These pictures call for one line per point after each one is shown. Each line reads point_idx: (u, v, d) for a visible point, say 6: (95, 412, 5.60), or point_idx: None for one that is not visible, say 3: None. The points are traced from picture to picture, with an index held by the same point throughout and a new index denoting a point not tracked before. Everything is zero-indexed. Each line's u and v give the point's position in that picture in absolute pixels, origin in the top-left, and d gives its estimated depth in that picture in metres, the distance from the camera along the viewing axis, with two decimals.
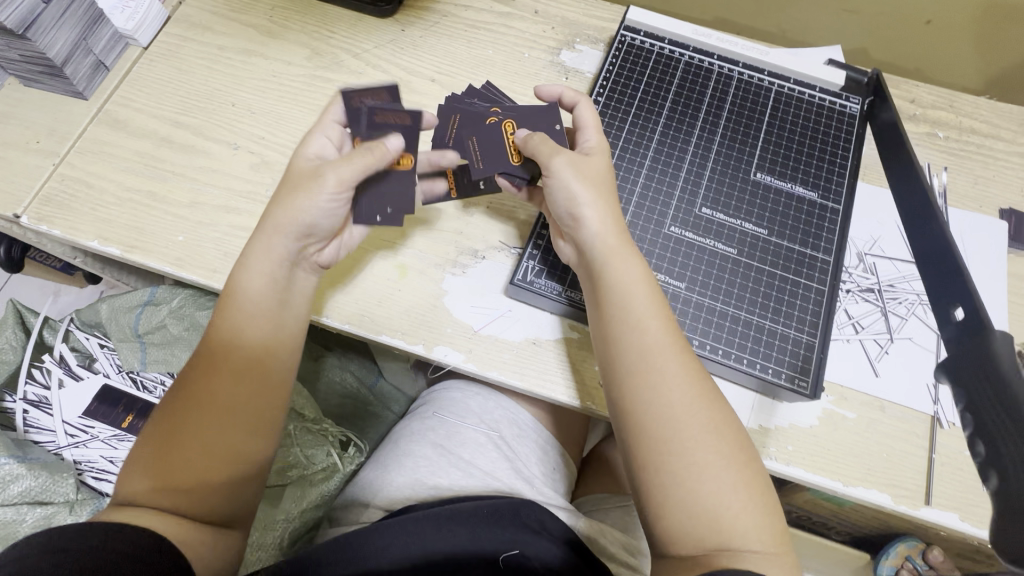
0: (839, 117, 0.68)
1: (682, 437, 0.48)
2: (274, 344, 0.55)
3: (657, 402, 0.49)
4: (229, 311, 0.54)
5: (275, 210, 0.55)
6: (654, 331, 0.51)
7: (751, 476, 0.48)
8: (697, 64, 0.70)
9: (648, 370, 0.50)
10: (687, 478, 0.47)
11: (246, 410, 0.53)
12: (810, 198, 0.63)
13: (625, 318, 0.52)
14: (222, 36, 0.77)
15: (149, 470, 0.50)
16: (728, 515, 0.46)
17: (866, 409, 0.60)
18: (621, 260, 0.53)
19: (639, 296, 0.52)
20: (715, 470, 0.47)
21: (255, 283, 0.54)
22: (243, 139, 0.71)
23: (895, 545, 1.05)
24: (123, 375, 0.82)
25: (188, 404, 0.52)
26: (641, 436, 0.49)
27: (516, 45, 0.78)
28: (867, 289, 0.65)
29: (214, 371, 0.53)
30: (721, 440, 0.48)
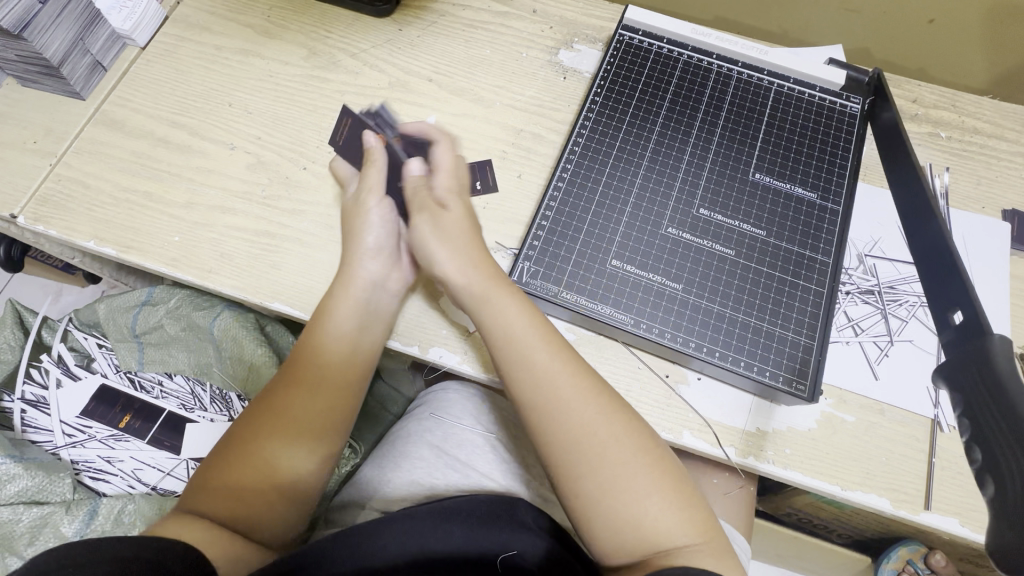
0: (839, 117, 0.67)
1: (594, 456, 0.50)
2: (352, 365, 0.59)
3: (561, 429, 0.51)
4: (316, 328, 0.59)
5: (347, 239, 0.63)
6: (545, 362, 0.52)
7: (666, 475, 0.50)
8: (695, 63, 0.69)
9: (544, 403, 0.51)
10: (609, 491, 0.49)
11: (310, 424, 0.57)
12: (809, 199, 0.63)
13: (512, 354, 0.53)
14: (220, 36, 0.77)
15: (215, 480, 0.54)
16: (648, 518, 0.48)
17: (865, 412, 0.59)
18: (495, 297, 0.55)
19: (520, 325, 0.54)
20: (633, 477, 0.49)
21: (337, 304, 0.59)
22: (239, 139, 0.70)
23: (897, 549, 1.04)
24: (120, 374, 0.82)
25: (259, 418, 0.57)
26: (558, 465, 0.51)
27: (514, 44, 0.78)
28: (867, 291, 0.64)
29: (288, 389, 0.58)
30: (627, 447, 0.50)
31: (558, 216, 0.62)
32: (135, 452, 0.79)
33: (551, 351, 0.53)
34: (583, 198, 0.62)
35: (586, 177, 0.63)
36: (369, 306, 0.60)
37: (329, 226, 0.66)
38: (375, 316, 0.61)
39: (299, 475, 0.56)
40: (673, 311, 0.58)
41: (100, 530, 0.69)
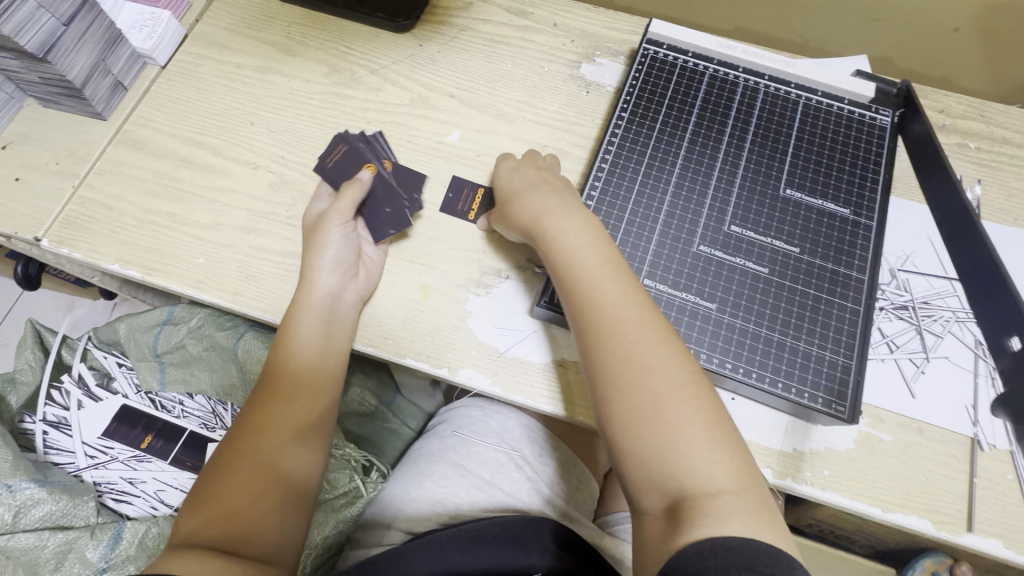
0: (869, 129, 0.66)
1: (641, 372, 0.49)
2: (323, 364, 0.60)
3: (608, 346, 0.50)
4: (279, 343, 0.59)
5: (307, 253, 0.62)
6: (603, 285, 0.53)
7: (712, 414, 0.47)
8: (721, 77, 0.69)
9: (600, 316, 0.52)
10: (649, 419, 0.47)
11: (291, 420, 0.57)
12: (841, 214, 0.62)
13: (570, 273, 0.54)
14: (239, 54, 0.76)
15: (200, 503, 0.51)
16: (686, 457, 0.45)
17: (903, 431, 0.58)
18: (561, 220, 0.57)
19: (576, 240, 0.55)
20: (676, 403, 0.47)
21: (303, 308, 0.60)
22: (262, 158, 0.70)
23: (921, 560, 1.03)
24: (141, 395, 0.82)
25: (237, 434, 0.56)
26: (603, 383, 0.50)
27: (536, 59, 0.77)
28: (901, 306, 0.63)
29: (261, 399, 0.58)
30: (673, 372, 0.48)
31: None
32: (158, 473, 0.78)
33: (613, 272, 0.54)
34: (612, 215, 0.62)
35: (615, 194, 0.63)
36: (331, 313, 0.60)
37: None
38: (337, 318, 0.60)
39: (286, 472, 0.55)
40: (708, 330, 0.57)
41: (124, 555, 0.68)
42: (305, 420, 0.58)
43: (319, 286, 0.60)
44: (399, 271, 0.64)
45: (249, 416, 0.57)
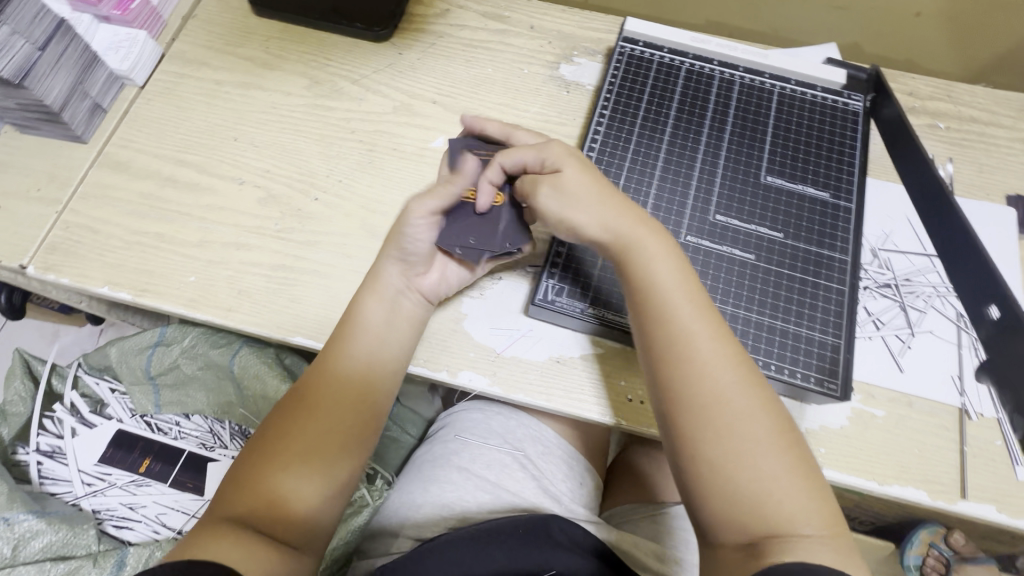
0: (842, 114, 0.68)
1: (732, 416, 0.49)
2: (371, 375, 0.58)
3: (698, 383, 0.50)
4: (337, 338, 0.58)
5: (388, 240, 0.62)
6: (691, 320, 0.53)
7: (806, 466, 0.49)
8: (697, 71, 0.70)
9: (687, 350, 0.52)
10: (742, 462, 0.48)
11: (327, 429, 0.55)
12: (821, 198, 0.63)
13: (656, 300, 0.54)
14: (219, 70, 0.76)
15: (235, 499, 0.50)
16: (775, 502, 0.47)
17: (893, 405, 0.60)
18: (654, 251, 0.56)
19: (668, 271, 0.55)
20: (769, 457, 0.48)
21: (362, 315, 0.59)
22: (248, 173, 0.70)
23: (918, 533, 1.06)
24: (137, 418, 0.81)
25: (266, 437, 0.54)
26: (691, 420, 0.50)
27: (515, 61, 0.78)
28: (884, 285, 0.65)
29: (298, 408, 0.56)
30: (768, 422, 0.49)
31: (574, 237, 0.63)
32: (158, 496, 0.77)
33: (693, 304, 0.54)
34: None
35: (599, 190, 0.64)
36: (386, 318, 0.59)
37: (346, 255, 0.66)
38: (394, 323, 0.59)
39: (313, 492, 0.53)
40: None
41: None
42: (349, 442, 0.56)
43: (376, 295, 0.60)
44: None
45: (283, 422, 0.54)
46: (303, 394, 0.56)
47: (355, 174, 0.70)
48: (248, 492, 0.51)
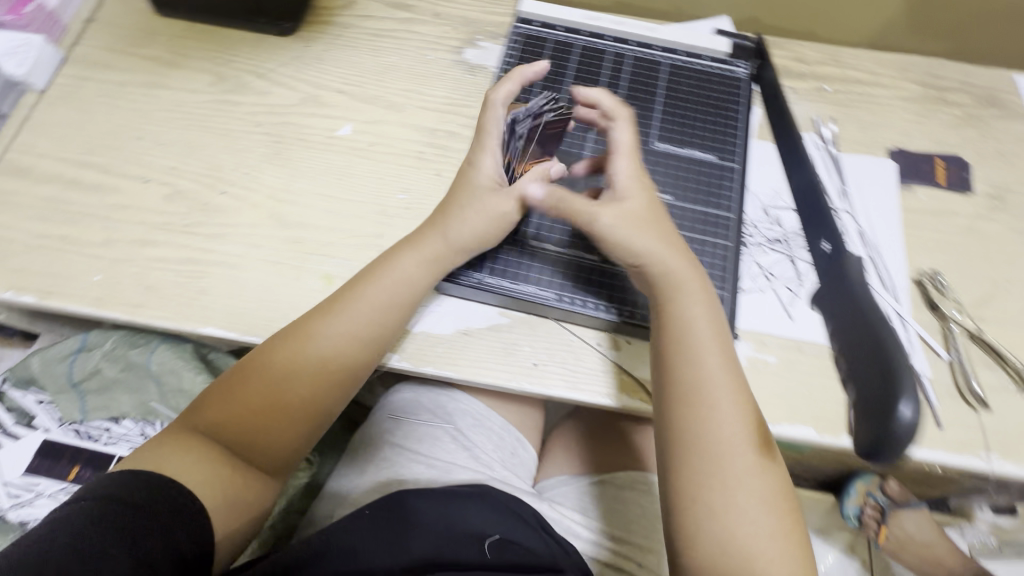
0: (727, 82, 0.71)
1: (738, 473, 0.51)
2: (363, 359, 0.59)
3: (715, 426, 0.52)
4: (363, 299, 0.58)
5: (442, 216, 0.61)
6: (719, 373, 0.54)
7: (795, 529, 0.51)
8: (590, 47, 0.73)
9: (701, 397, 0.53)
10: (736, 514, 0.50)
11: (311, 403, 0.57)
12: (708, 161, 0.67)
13: (686, 348, 0.55)
14: (121, 72, 0.76)
15: (226, 415, 0.56)
16: (760, 555, 0.49)
17: (785, 350, 0.63)
18: (681, 299, 0.56)
19: (703, 324, 0.55)
20: (763, 513, 0.50)
21: (368, 290, 0.59)
22: (154, 172, 0.70)
23: (855, 484, 1.10)
24: (65, 427, 0.80)
25: (241, 386, 0.56)
26: (695, 467, 0.51)
27: (420, 48, 0.80)
28: (775, 240, 0.68)
29: (278, 372, 0.56)
30: (771, 482, 0.52)
31: None
32: None
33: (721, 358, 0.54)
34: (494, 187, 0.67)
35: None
36: (398, 297, 0.59)
37: (254, 245, 0.66)
38: (406, 295, 0.60)
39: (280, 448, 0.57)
40: (583, 280, 0.64)
41: None
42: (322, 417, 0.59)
43: (397, 269, 0.60)
44: (300, 263, 0.65)
45: (289, 379, 0.57)
46: (315, 368, 0.57)
47: (262, 165, 0.71)
48: (233, 415, 0.56)
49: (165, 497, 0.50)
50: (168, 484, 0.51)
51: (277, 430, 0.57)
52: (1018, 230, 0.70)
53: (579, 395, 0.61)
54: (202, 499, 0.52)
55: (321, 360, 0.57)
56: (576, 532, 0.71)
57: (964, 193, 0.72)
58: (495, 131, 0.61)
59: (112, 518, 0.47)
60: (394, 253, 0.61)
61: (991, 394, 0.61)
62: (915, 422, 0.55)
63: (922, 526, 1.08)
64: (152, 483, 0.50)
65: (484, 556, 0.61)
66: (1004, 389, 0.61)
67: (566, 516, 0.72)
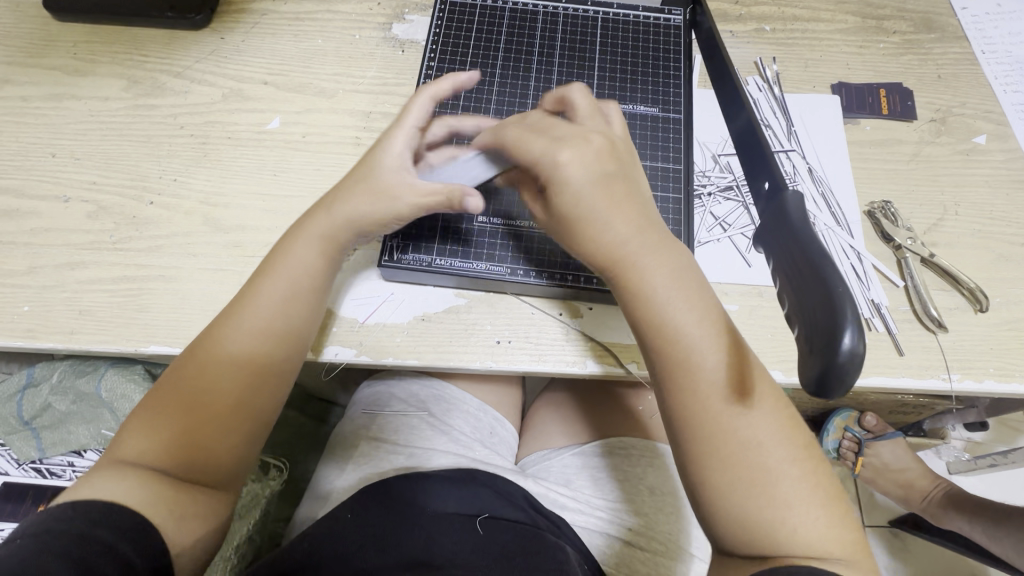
0: (664, 31, 0.69)
1: (744, 445, 0.47)
2: (276, 351, 0.53)
3: (701, 401, 0.48)
4: (264, 291, 0.54)
5: (335, 199, 0.56)
6: (694, 335, 0.49)
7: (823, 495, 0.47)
8: (521, 9, 0.70)
9: (689, 364, 0.49)
10: (755, 474, 0.47)
11: (234, 401, 0.51)
12: (651, 114, 0.65)
13: (670, 323, 0.50)
14: (24, 85, 0.71)
15: (151, 427, 0.50)
16: (787, 530, 0.46)
17: (746, 297, 0.62)
18: (658, 252, 0.50)
19: (669, 292, 0.50)
20: (786, 482, 0.46)
21: (268, 289, 0.54)
22: (72, 189, 0.66)
23: (833, 420, 1.13)
24: (24, 468, 0.76)
25: (156, 404, 0.51)
26: (696, 431, 0.48)
27: (345, 29, 0.75)
28: (726, 188, 0.67)
29: (194, 378, 0.51)
30: (785, 440, 0.47)
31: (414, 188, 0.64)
32: None
33: (706, 321, 0.49)
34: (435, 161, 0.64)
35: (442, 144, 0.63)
36: (300, 288, 0.55)
37: (191, 255, 0.63)
38: (308, 287, 0.55)
39: (216, 454, 0.50)
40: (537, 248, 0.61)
41: None
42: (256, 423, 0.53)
43: (295, 261, 0.55)
44: (242, 267, 0.62)
45: (202, 377, 0.51)
46: (229, 363, 0.52)
47: (190, 169, 0.67)
48: (159, 425, 0.50)
49: (113, 523, 0.44)
50: (118, 507, 0.45)
51: (209, 441, 0.50)
52: (962, 151, 0.71)
53: (545, 366, 0.60)
54: (156, 526, 0.46)
55: (241, 359, 0.52)
56: (561, 504, 0.70)
57: (909, 120, 0.72)
58: (412, 115, 0.56)
59: (60, 548, 0.41)
60: (287, 244, 0.56)
61: (946, 315, 0.62)
62: (851, 347, 0.33)
63: (897, 454, 1.11)
64: (98, 509, 0.44)
65: (475, 534, 0.61)
66: (958, 309, 0.63)
67: (551, 490, 0.71)
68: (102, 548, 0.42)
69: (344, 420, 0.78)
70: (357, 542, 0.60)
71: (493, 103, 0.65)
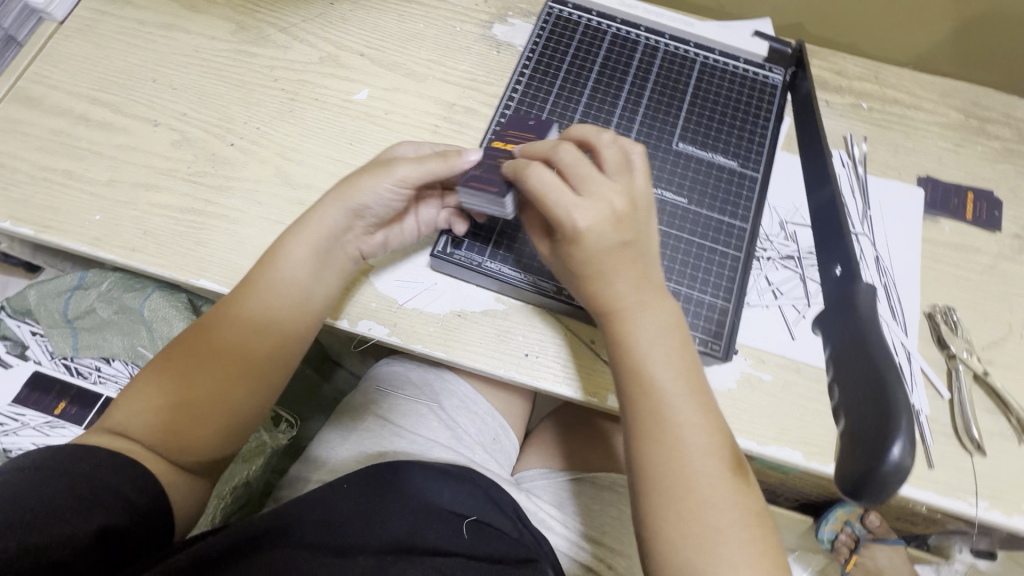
0: (760, 87, 0.68)
1: (699, 499, 0.47)
2: (280, 335, 0.56)
3: (667, 463, 0.48)
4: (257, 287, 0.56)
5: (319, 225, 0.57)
6: (677, 401, 0.49)
7: (769, 562, 0.47)
8: (624, 36, 0.70)
9: (664, 432, 0.49)
10: (706, 544, 0.46)
11: (226, 373, 0.54)
12: (729, 166, 0.64)
13: (651, 386, 0.50)
14: (142, 9, 0.74)
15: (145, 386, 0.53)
16: None
17: (782, 370, 0.61)
18: (654, 310, 0.51)
19: (658, 349, 0.50)
20: (734, 545, 0.46)
21: (274, 277, 0.56)
22: (164, 116, 0.69)
23: (835, 511, 1.08)
24: (56, 361, 0.80)
25: (156, 368, 0.54)
26: (659, 496, 0.48)
27: (448, 18, 0.77)
28: (787, 256, 0.66)
29: (197, 346, 0.54)
30: (736, 514, 0.47)
31: None
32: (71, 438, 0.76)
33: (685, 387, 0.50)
34: None
35: None
36: (302, 285, 0.56)
37: (257, 202, 0.65)
38: (315, 284, 0.57)
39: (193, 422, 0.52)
40: None
41: None
42: (248, 397, 0.55)
43: (306, 257, 0.56)
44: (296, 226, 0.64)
45: (202, 350, 0.54)
46: (229, 338, 0.54)
47: (274, 121, 0.69)
48: (153, 384, 0.53)
49: (94, 467, 0.47)
50: (98, 454, 0.48)
51: (196, 407, 0.52)
52: None
53: (567, 391, 0.59)
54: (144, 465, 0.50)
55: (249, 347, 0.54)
56: (548, 525, 0.70)
57: (992, 231, 0.69)
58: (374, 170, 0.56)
59: (62, 485, 0.45)
60: (301, 243, 0.57)
61: (987, 439, 0.60)
62: (900, 461, 0.37)
63: (894, 561, 1.06)
64: (80, 454, 0.48)
65: (462, 538, 0.61)
66: (1000, 436, 0.60)
67: (542, 509, 0.71)
68: (99, 487, 0.46)
69: (359, 392, 0.80)
70: (350, 510, 0.59)
71: (577, 121, 0.65)
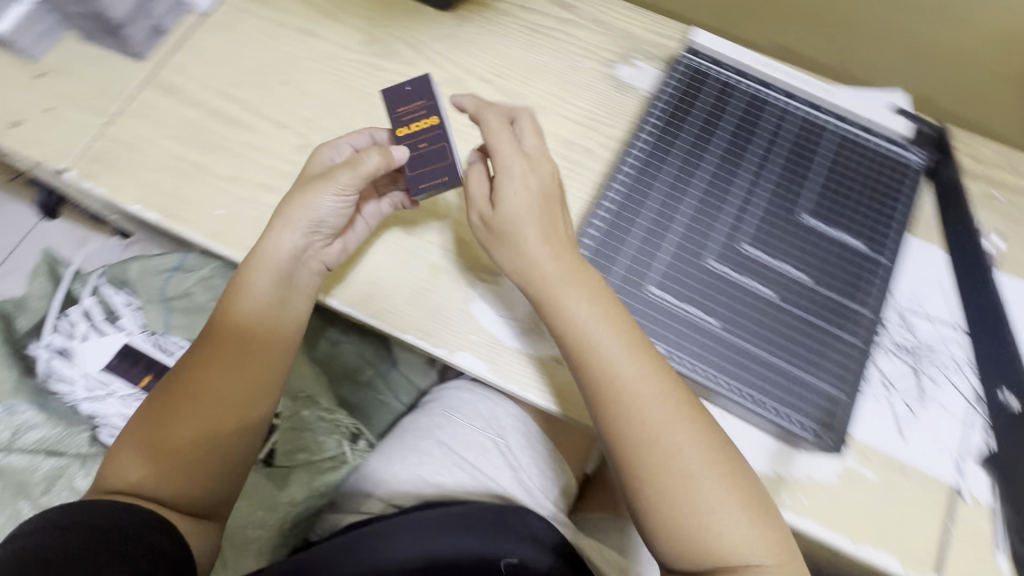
0: (896, 166, 0.66)
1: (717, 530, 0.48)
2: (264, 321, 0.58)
3: (674, 503, 0.49)
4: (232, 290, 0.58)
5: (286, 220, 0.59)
6: (669, 432, 0.50)
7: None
8: (758, 96, 0.68)
9: (660, 472, 0.49)
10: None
11: (220, 372, 0.56)
12: (856, 247, 0.62)
13: (637, 431, 0.50)
14: (281, 12, 0.77)
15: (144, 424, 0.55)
16: None
17: (887, 470, 0.58)
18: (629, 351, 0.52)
19: (641, 385, 0.51)
20: (733, 532, 0.48)
21: (241, 288, 0.57)
22: (290, 119, 0.70)
23: None
24: (145, 335, 0.81)
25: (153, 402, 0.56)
26: (679, 541, 0.48)
27: (573, 54, 0.77)
28: (903, 348, 0.63)
29: (183, 373, 0.56)
30: (754, 539, 0.48)
31: (615, 213, 0.62)
32: None
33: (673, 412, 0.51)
34: (632, 212, 0.62)
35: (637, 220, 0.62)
36: (268, 283, 0.58)
37: None
38: (282, 288, 0.58)
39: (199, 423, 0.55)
40: None
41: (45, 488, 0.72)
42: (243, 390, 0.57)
43: (267, 262, 0.57)
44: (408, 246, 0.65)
45: (191, 371, 0.56)
46: (210, 347, 0.57)
47: None
48: (154, 412, 0.55)
49: (116, 517, 0.48)
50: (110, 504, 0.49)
51: (194, 413, 0.55)
52: None
53: None
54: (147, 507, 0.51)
55: (216, 378, 0.56)
56: None
57: None
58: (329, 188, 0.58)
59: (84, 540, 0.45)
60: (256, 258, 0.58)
61: None
62: None
63: None
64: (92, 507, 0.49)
65: None
66: None
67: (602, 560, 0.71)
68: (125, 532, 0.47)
69: (430, 413, 0.79)
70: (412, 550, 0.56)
71: (705, 180, 0.64)
